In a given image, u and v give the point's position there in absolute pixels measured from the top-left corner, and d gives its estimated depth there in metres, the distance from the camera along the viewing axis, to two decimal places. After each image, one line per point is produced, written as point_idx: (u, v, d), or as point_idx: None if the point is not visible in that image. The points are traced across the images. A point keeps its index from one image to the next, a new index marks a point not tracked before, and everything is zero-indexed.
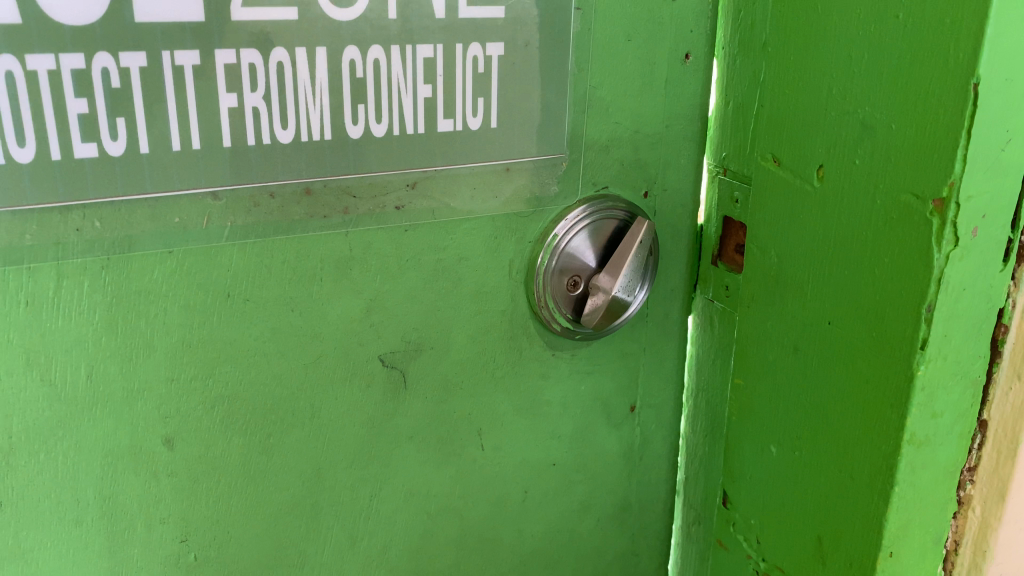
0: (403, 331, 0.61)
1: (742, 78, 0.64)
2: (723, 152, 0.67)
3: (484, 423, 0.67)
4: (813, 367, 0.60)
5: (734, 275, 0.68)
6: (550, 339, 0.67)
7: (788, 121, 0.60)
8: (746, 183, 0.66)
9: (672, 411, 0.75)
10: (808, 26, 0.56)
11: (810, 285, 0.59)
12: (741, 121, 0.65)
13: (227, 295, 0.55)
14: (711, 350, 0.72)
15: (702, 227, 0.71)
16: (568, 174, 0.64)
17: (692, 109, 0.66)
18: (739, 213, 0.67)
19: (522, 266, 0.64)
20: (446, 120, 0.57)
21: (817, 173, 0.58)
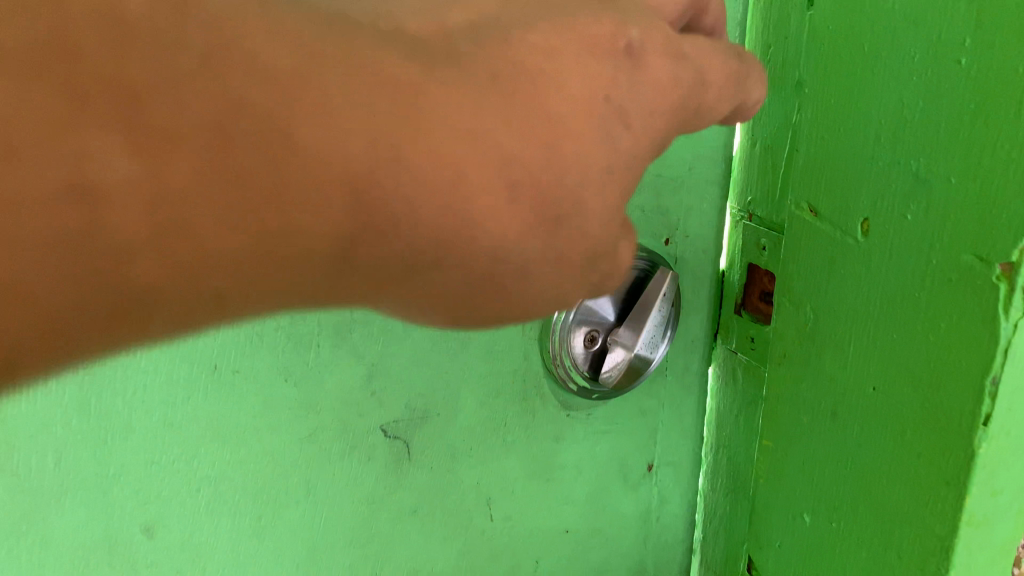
0: (407, 398, 0.56)
1: (771, 118, 0.60)
2: (749, 196, 0.63)
3: (494, 492, 0.62)
4: (852, 434, 0.55)
5: (764, 326, 0.63)
6: (564, 399, 0.63)
7: (828, 168, 0.55)
8: (774, 231, 0.61)
9: (690, 466, 0.71)
10: (849, 67, 0.52)
11: (850, 346, 0.55)
12: (769, 164, 0.60)
13: (214, 367, 0.49)
14: (733, 406, 0.67)
15: (725, 274, 0.67)
16: None
17: (714, 150, 0.62)
18: (767, 262, 0.62)
19: (537, 322, 0.59)
20: None
21: (861, 227, 0.53)
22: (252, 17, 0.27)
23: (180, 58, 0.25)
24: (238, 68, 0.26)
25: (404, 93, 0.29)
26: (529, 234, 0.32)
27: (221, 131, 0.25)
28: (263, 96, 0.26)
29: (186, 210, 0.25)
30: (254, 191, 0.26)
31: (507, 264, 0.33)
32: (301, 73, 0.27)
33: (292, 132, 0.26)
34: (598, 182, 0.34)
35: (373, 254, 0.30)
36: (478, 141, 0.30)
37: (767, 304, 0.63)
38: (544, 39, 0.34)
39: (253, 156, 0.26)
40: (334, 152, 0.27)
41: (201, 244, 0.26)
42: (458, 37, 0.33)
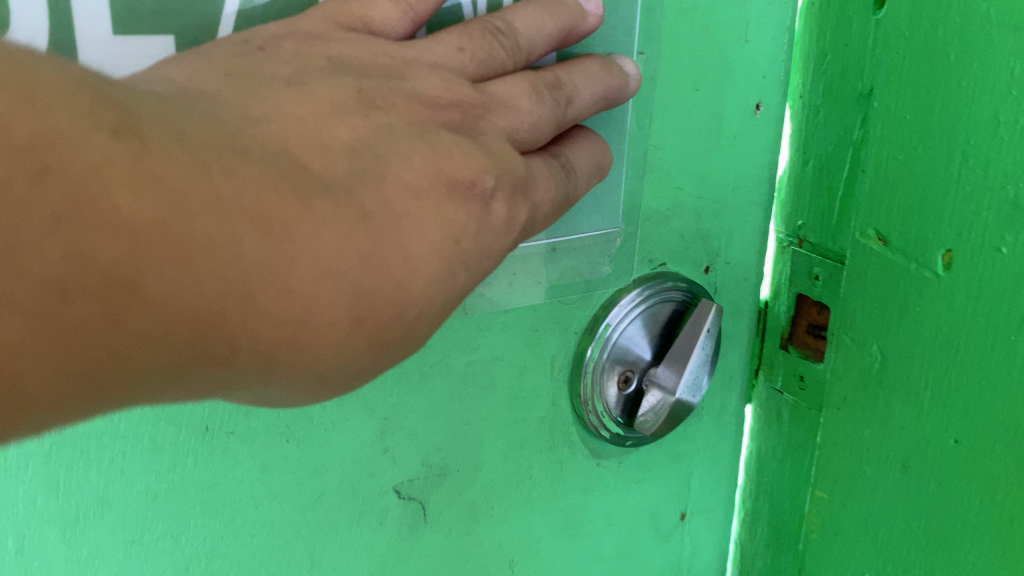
0: (424, 454, 0.49)
1: (827, 134, 0.53)
2: (799, 219, 0.56)
3: (518, 552, 0.55)
4: (927, 494, 0.49)
5: (817, 364, 0.56)
6: (594, 446, 0.56)
7: (901, 191, 0.48)
8: (830, 260, 0.54)
9: (725, 513, 0.65)
10: (927, 80, 0.45)
11: (928, 394, 0.48)
12: (825, 185, 0.54)
13: (205, 429, 0.42)
14: (776, 447, 0.61)
15: (768, 305, 0.60)
16: (622, 251, 0.52)
17: (759, 168, 0.56)
18: (819, 294, 0.55)
19: (566, 362, 0.53)
20: None
21: (942, 259, 0.46)
22: (116, 169, 0.25)
23: (28, 214, 0.23)
24: (92, 223, 0.24)
25: (272, 237, 0.28)
26: (374, 363, 0.32)
27: (63, 287, 0.24)
28: (114, 249, 0.24)
29: (16, 372, 0.23)
30: (94, 343, 0.25)
31: (349, 382, 0.33)
32: (161, 226, 0.25)
33: (141, 285, 0.25)
34: (444, 307, 0.34)
35: (211, 381, 0.29)
36: (337, 282, 0.30)
37: (817, 339, 0.56)
38: (409, 168, 0.33)
39: (88, 310, 0.24)
40: (181, 303, 0.26)
41: (29, 399, 0.24)
42: (334, 162, 0.32)
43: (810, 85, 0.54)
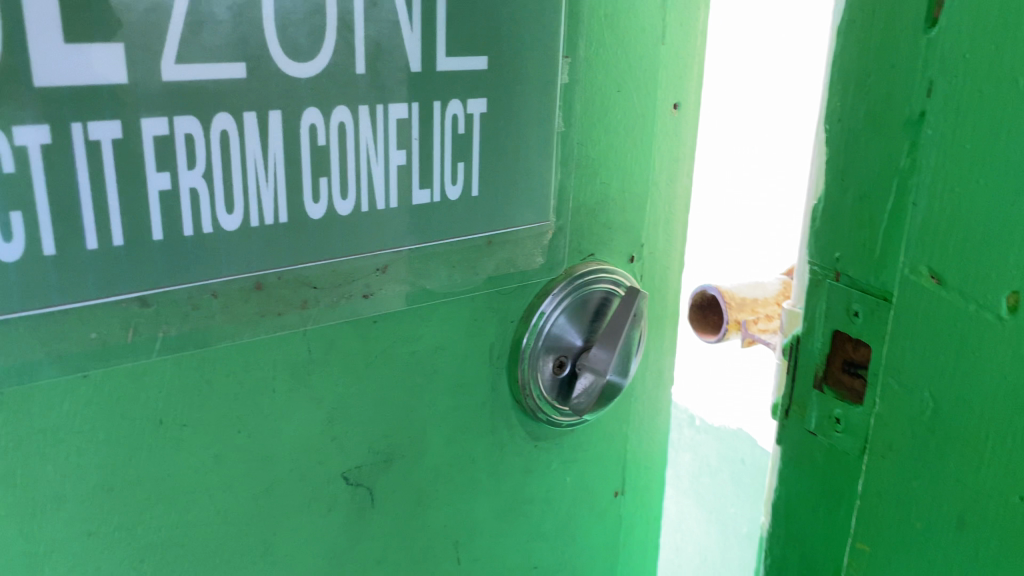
0: (370, 441, 0.52)
1: (870, 160, 0.45)
2: (836, 252, 0.48)
3: (462, 533, 0.58)
4: (988, 556, 0.41)
5: (855, 407, 0.48)
6: (532, 429, 0.59)
7: (957, 228, 0.40)
8: (871, 296, 0.46)
9: (658, 492, 0.68)
10: (1005, 103, 0.38)
11: (989, 446, 0.40)
12: (864, 217, 0.46)
13: (159, 422, 0.44)
14: (812, 492, 0.53)
15: (800, 339, 0.52)
16: (554, 243, 0.55)
17: (678, 163, 0.60)
18: (861, 331, 0.47)
19: (503, 349, 0.56)
20: (421, 190, 0.48)
21: (1009, 301, 0.38)
22: None
23: None
24: None
25: None
26: None
27: None
28: None
29: None
30: None
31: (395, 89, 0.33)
32: None
33: None
34: None
35: None
36: None
37: (853, 378, 0.49)
38: None
39: None
40: None
41: (19, 63, 0.35)
42: None
43: (849, 109, 0.46)
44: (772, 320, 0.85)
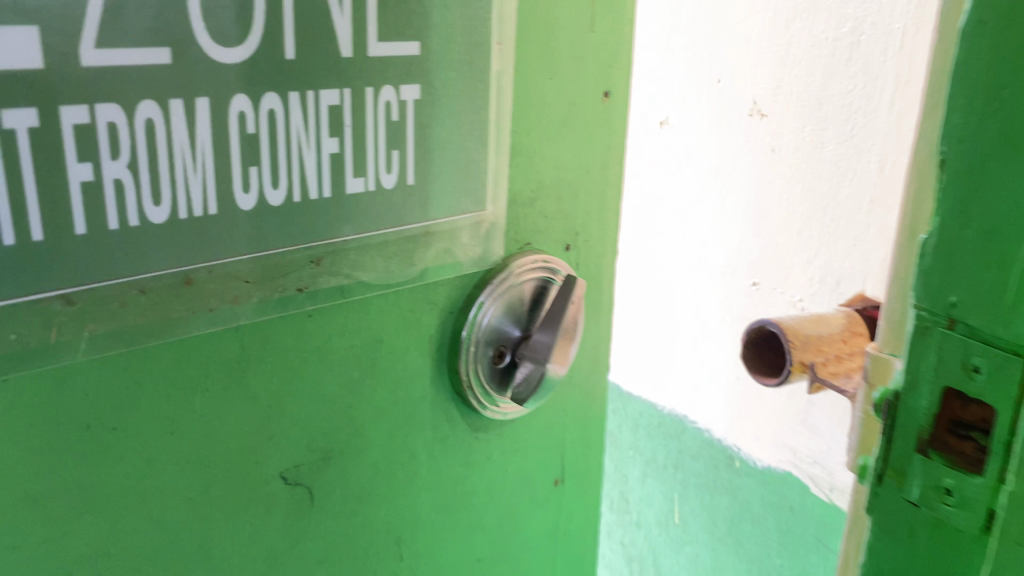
0: (308, 439, 0.50)
1: (993, 190, 0.37)
2: (953, 296, 0.39)
3: (403, 529, 0.57)
4: None
5: (972, 475, 0.40)
6: (472, 420, 0.58)
7: None
8: (998, 351, 0.38)
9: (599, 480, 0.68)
10: None
11: None
12: (987, 255, 0.38)
13: (87, 426, 0.42)
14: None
15: (904, 397, 0.43)
16: (492, 233, 0.54)
17: (610, 151, 0.60)
18: (977, 393, 0.40)
19: (441, 342, 0.55)
20: (356, 179, 0.47)
21: None
22: None
23: None
24: None
25: None
26: None
27: None
28: None
29: None
30: None
31: None
32: None
33: None
34: None
35: None
36: None
37: (964, 441, 0.41)
38: None
39: None
40: None
41: None
42: None
43: (968, 122, 0.38)
44: (842, 361, 0.82)
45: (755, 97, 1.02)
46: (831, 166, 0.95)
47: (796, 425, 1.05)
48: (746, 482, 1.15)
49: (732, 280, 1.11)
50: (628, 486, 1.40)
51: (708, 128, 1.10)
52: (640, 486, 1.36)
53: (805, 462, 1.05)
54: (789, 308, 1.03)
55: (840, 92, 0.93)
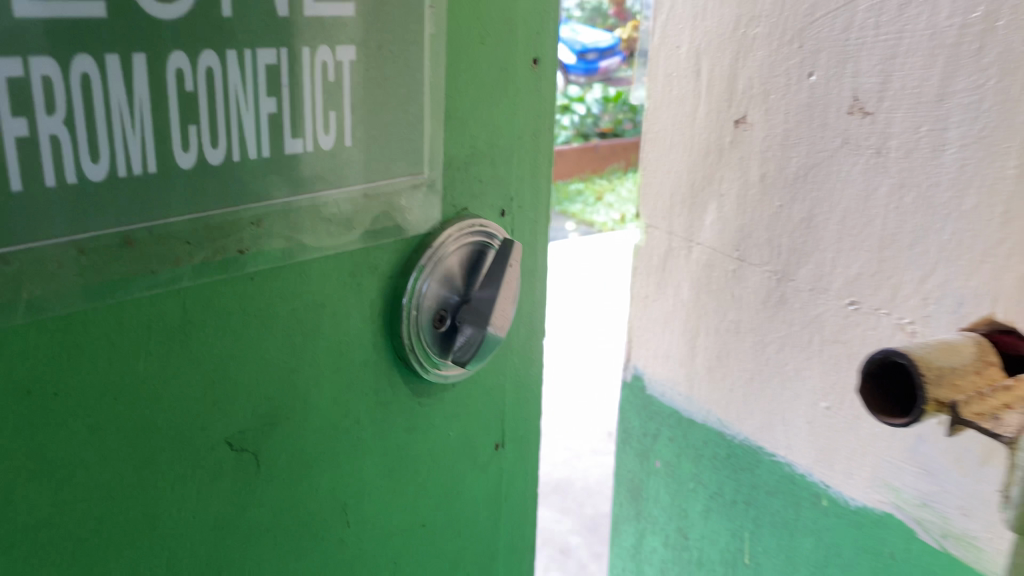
0: (252, 404, 0.49)
1: None
2: None
3: (349, 497, 0.56)
4: None
5: None
6: (415, 387, 0.58)
7: None
8: None
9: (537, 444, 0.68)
10: None
11: None
12: None
13: (27, 392, 0.40)
14: None
15: None
16: (429, 198, 0.53)
17: (540, 120, 0.59)
18: None
19: (382, 308, 0.54)
20: (294, 140, 0.46)
21: None
22: None
23: None
24: None
25: None
26: None
27: None
28: None
29: None
30: None
31: None
32: None
33: None
34: None
35: None
36: None
37: None
38: None
39: None
40: None
41: None
42: None
43: None
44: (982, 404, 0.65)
45: (857, 92, 0.94)
46: (954, 170, 0.84)
47: (902, 462, 0.94)
48: (833, 522, 1.06)
49: (829, 298, 1.00)
50: (687, 524, 1.34)
51: (801, 126, 1.01)
52: (702, 522, 1.30)
53: (909, 503, 0.94)
54: (900, 329, 0.92)
55: (966, 88, 0.82)
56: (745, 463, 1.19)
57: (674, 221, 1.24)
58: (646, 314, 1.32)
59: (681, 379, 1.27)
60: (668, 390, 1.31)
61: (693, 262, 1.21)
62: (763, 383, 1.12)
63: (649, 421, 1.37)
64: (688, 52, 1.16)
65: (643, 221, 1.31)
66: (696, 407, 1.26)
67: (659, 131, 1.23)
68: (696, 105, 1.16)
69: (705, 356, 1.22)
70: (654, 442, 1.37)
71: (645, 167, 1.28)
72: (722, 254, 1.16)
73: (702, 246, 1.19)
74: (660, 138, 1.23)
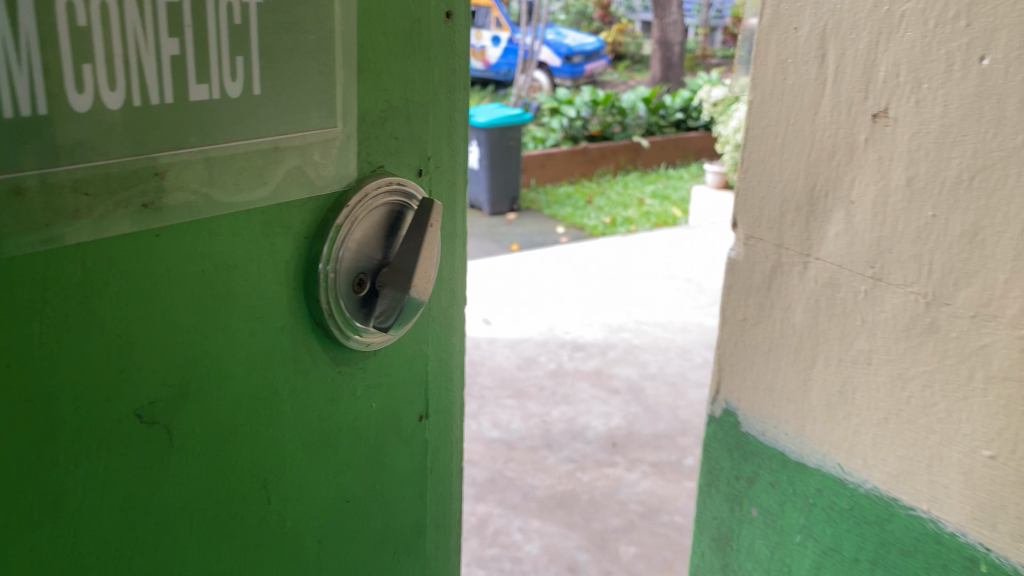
0: (163, 373, 0.47)
1: None
2: None
3: (270, 471, 0.54)
4: None
5: None
6: (335, 355, 0.55)
7: None
8: None
9: (457, 416, 0.66)
10: None
11: None
12: None
13: None
14: None
15: None
16: (342, 152, 0.51)
17: (455, 75, 0.57)
18: None
19: (298, 270, 0.51)
20: (199, 85, 0.44)
21: None
22: None
23: None
24: None
25: None
26: None
27: None
28: None
29: None
30: None
31: None
32: None
33: None
34: None
35: None
36: None
37: None
38: None
39: None
40: None
41: None
42: None
43: None
44: None
45: None
46: None
47: None
48: None
49: (998, 326, 0.91)
50: None
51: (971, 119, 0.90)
52: None
53: None
54: None
55: None
56: (871, 517, 1.09)
57: (785, 233, 1.13)
58: (745, 340, 1.23)
59: (791, 419, 1.17)
60: (772, 428, 1.21)
61: (808, 280, 1.12)
62: (899, 424, 1.03)
63: (745, 461, 1.27)
64: (809, 35, 1.07)
65: (739, 232, 1.21)
66: (811, 450, 1.15)
67: (770, 127, 1.14)
68: (821, 94, 1.06)
69: (824, 391, 1.12)
70: (750, 486, 1.27)
71: (746, 167, 1.18)
72: (851, 271, 1.05)
73: (823, 261, 1.09)
74: (773, 130, 1.13)
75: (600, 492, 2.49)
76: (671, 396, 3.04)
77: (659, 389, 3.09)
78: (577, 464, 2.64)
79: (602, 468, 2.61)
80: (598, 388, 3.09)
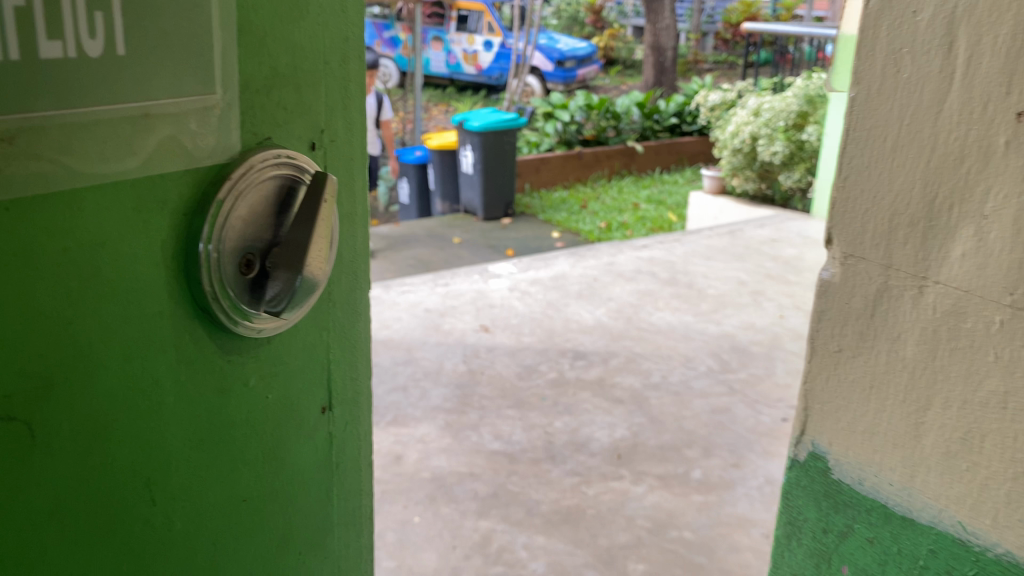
0: (21, 365, 0.42)
1: None
2: None
3: (154, 470, 0.49)
4: None
5: None
6: (223, 343, 0.51)
7: None
8: None
9: (364, 405, 0.63)
10: None
11: None
12: None
13: None
14: None
15: None
16: (223, 122, 0.48)
17: (346, 43, 0.55)
18: None
19: (176, 250, 0.47)
20: (51, 41, 0.39)
21: None
22: None
23: None
24: None
25: None
26: None
27: None
28: None
29: None
30: None
31: None
32: None
33: None
34: None
35: None
36: None
37: None
38: None
39: None
40: None
41: None
42: None
43: None
44: None
45: None
46: None
47: None
48: None
49: None
50: None
51: None
52: None
53: None
54: None
55: None
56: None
57: (894, 251, 1.00)
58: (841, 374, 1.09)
59: (897, 467, 1.03)
60: (872, 476, 1.07)
61: (923, 307, 0.98)
62: None
63: (835, 513, 1.12)
64: (932, 20, 0.94)
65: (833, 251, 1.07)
66: (922, 504, 1.02)
67: (875, 128, 1.01)
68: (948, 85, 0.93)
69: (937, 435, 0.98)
70: (841, 542, 1.12)
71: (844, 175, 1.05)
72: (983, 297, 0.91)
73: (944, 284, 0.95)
74: (880, 132, 1.01)
75: (607, 508, 2.41)
76: (677, 407, 2.95)
77: (663, 399, 3.01)
78: (583, 477, 2.56)
79: (608, 482, 2.53)
80: (601, 398, 3.02)
